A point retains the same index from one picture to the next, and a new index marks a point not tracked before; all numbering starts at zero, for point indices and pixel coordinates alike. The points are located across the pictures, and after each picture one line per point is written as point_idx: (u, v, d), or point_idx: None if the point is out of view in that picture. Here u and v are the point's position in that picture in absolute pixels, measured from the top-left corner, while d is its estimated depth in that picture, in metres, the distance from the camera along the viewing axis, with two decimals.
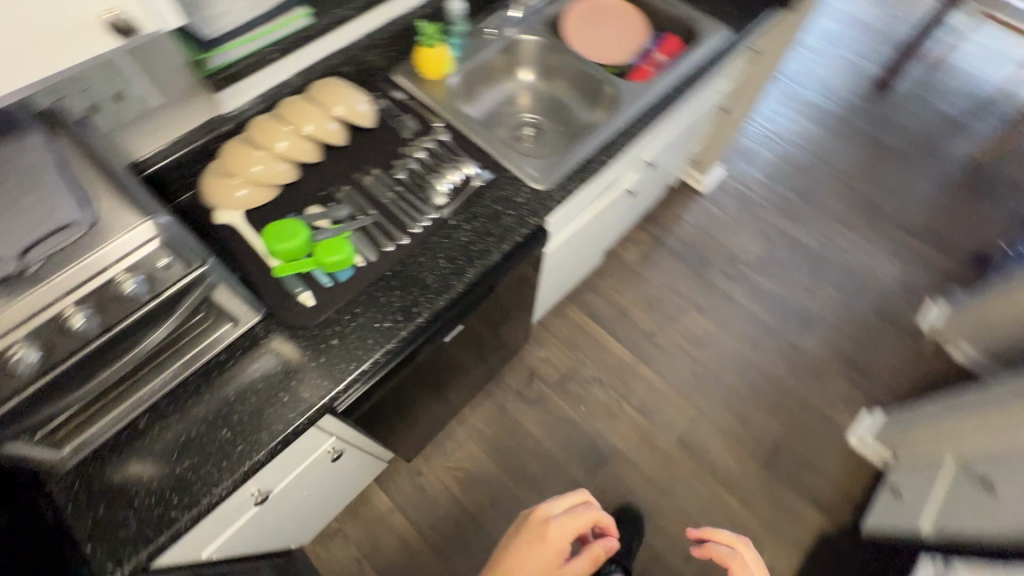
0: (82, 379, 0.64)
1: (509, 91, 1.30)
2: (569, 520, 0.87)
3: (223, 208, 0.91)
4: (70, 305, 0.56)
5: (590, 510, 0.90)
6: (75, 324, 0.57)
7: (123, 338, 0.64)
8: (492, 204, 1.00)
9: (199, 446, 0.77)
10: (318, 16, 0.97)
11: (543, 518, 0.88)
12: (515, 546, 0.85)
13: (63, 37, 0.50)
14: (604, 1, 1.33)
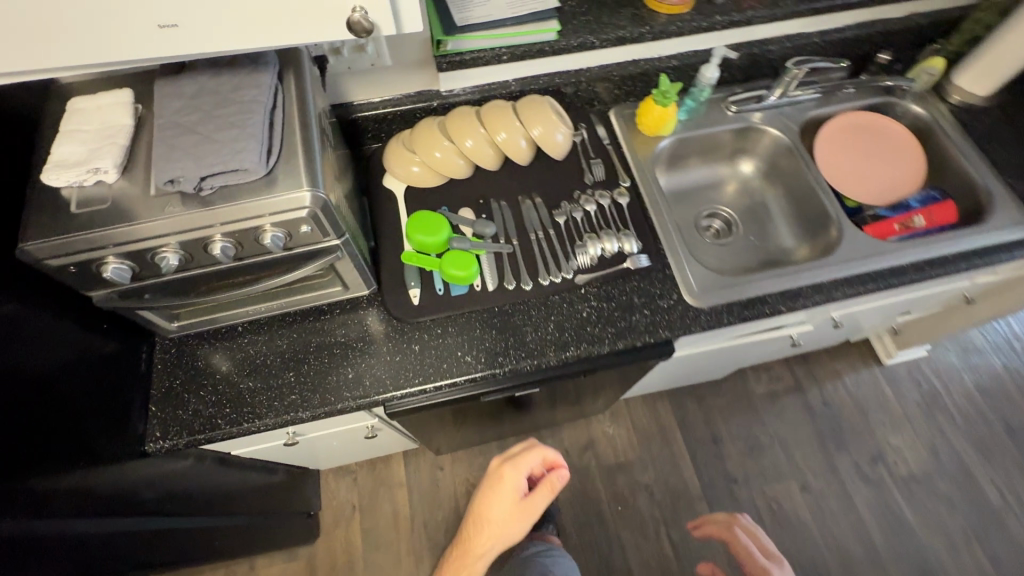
0: (205, 287, 0.71)
1: (720, 175, 1.16)
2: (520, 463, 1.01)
3: (394, 176, 0.95)
4: (217, 233, 0.61)
5: (539, 448, 1.02)
6: (214, 250, 0.63)
7: (248, 270, 0.69)
8: (631, 293, 0.91)
9: (267, 375, 0.83)
10: (565, 34, 0.93)
11: (500, 465, 1.03)
12: (483, 494, 1.02)
13: (311, 18, 0.50)
14: (884, 126, 1.11)
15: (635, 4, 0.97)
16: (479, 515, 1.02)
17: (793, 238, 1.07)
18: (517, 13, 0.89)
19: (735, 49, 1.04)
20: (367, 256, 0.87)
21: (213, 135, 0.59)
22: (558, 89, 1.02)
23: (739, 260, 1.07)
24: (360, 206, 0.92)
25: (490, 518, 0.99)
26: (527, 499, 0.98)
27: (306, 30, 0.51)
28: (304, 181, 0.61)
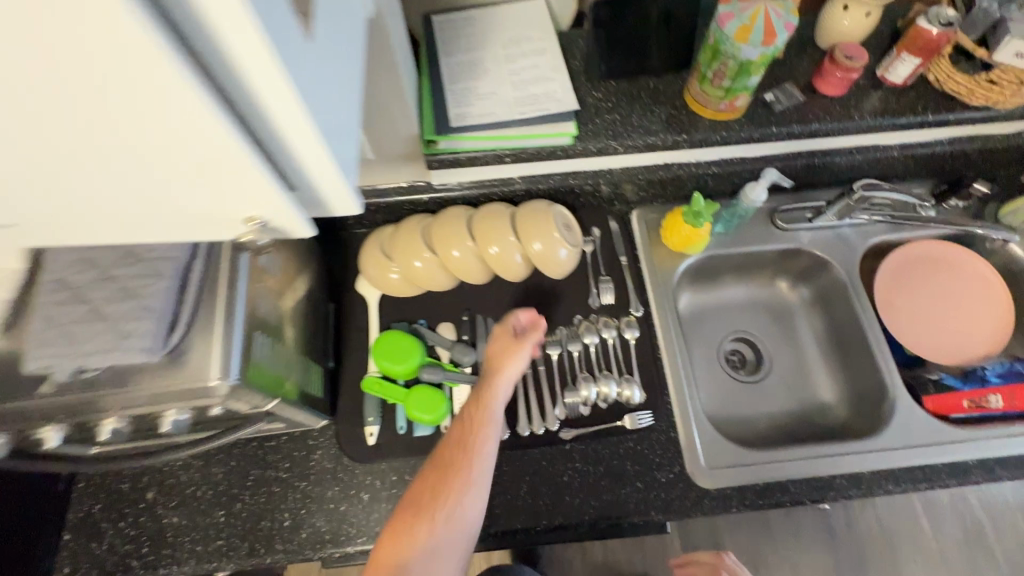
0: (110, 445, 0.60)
1: (756, 294, 0.98)
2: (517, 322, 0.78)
3: (368, 280, 0.82)
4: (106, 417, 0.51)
5: None
6: (103, 429, 0.53)
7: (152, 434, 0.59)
8: (624, 456, 0.77)
9: (193, 510, 0.74)
10: (583, 138, 0.77)
11: None
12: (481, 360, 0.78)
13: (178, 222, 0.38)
14: (967, 269, 0.91)
15: (673, 101, 0.80)
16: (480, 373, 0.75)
17: (833, 390, 0.89)
18: (526, 111, 0.74)
19: (792, 159, 0.86)
20: (321, 383, 0.76)
21: (101, 309, 0.48)
22: (572, 190, 0.87)
23: (764, 409, 0.90)
24: (324, 315, 0.80)
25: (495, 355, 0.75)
26: (499, 365, 0.73)
27: (182, 230, 0.40)
28: (214, 373, 0.50)
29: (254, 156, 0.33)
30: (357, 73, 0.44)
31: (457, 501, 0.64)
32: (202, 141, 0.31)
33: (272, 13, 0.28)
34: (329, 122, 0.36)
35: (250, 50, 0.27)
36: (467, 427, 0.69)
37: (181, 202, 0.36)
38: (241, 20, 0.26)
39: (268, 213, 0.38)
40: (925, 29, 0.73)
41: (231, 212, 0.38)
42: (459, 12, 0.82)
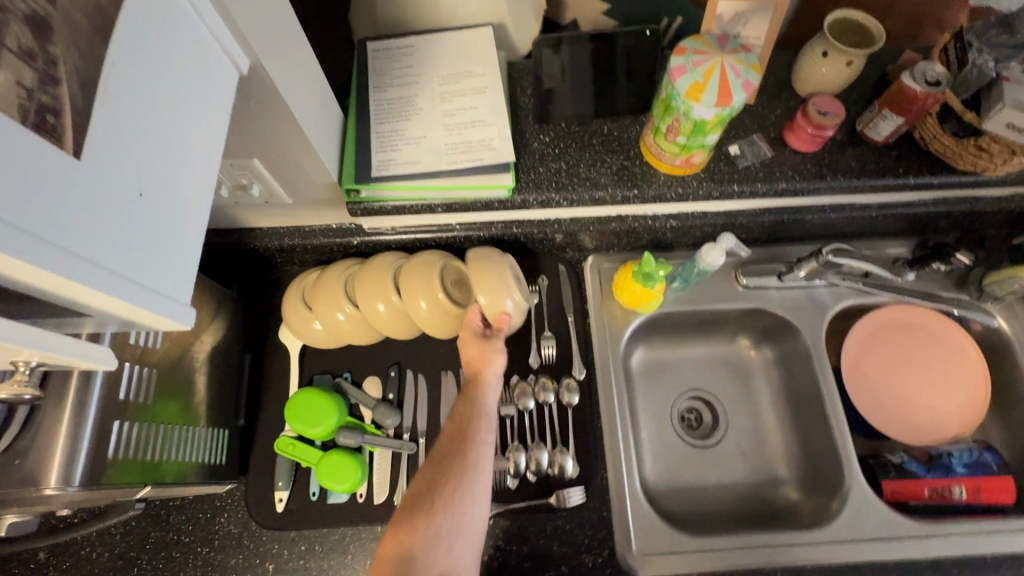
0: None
1: (718, 351, 0.91)
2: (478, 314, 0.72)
3: (289, 329, 0.76)
4: None
5: None
6: None
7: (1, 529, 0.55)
8: (551, 537, 0.71)
9: (87, 573, 0.69)
10: (522, 190, 0.70)
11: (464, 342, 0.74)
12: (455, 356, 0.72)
13: None
14: (932, 338, 0.85)
15: (627, 150, 0.73)
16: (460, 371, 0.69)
17: (790, 464, 0.83)
18: (455, 161, 0.67)
19: (759, 214, 0.78)
20: (227, 446, 0.70)
21: None
22: (517, 237, 0.80)
23: (713, 479, 0.83)
24: (239, 366, 0.74)
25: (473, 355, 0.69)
26: (481, 362, 0.68)
27: None
28: (51, 481, 0.46)
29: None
30: (196, 166, 0.38)
31: (459, 513, 0.59)
32: None
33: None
34: (106, 252, 0.30)
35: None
36: (460, 430, 0.64)
37: None
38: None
39: (39, 357, 0.31)
40: (908, 86, 0.65)
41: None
42: (398, 39, 0.75)
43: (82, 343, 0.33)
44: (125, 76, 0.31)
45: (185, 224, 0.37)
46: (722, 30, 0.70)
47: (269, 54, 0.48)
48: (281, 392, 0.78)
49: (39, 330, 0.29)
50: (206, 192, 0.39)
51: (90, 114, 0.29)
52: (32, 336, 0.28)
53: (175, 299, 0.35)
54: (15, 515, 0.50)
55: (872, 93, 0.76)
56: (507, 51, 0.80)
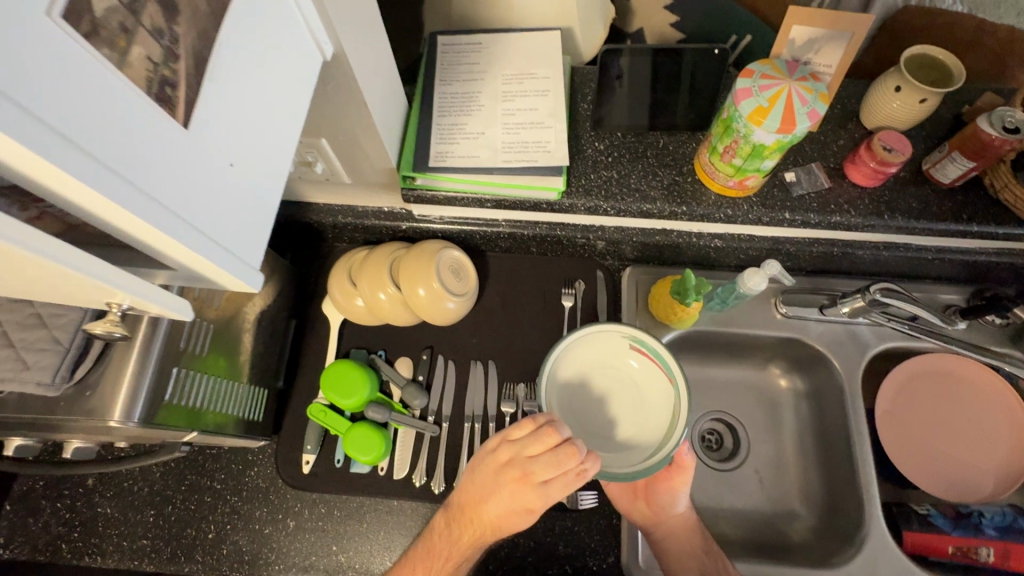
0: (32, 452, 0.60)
1: (748, 376, 0.90)
2: (551, 461, 0.59)
3: (334, 301, 0.80)
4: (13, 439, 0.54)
5: (566, 453, 0.59)
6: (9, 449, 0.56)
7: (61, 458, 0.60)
8: (558, 535, 0.73)
9: (127, 505, 0.75)
10: (572, 195, 0.71)
11: (514, 458, 0.61)
12: (489, 485, 0.62)
13: (37, 291, 0.34)
14: (989, 411, 0.81)
15: (680, 165, 0.73)
16: (474, 513, 0.62)
17: (808, 501, 0.82)
18: (510, 160, 0.69)
19: (807, 244, 0.77)
20: (265, 404, 0.74)
21: (11, 334, 0.47)
22: (559, 239, 0.81)
23: (727, 503, 0.83)
24: (284, 331, 0.79)
25: (501, 525, 0.62)
26: (509, 521, 0.61)
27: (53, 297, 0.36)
28: (115, 415, 0.50)
29: (98, 270, 0.30)
30: (279, 141, 0.41)
31: None
32: (20, 262, 0.27)
33: (62, 127, 0.24)
34: (197, 215, 0.33)
35: (39, 170, 0.24)
36: (439, 551, 0.63)
37: (49, 289, 0.32)
38: (6, 144, 0.22)
39: (130, 303, 0.35)
40: (982, 129, 0.63)
41: (88, 298, 0.34)
42: (467, 36, 0.77)
43: (157, 291, 0.36)
44: (235, 55, 0.34)
45: (263, 194, 0.40)
46: (793, 55, 0.69)
47: (351, 43, 0.50)
48: (317, 361, 0.81)
49: (128, 275, 0.33)
50: (284, 165, 0.42)
51: (202, 88, 0.32)
52: (135, 284, 0.33)
53: (245, 263, 0.38)
54: (79, 443, 0.55)
55: (943, 133, 0.74)
56: (572, 55, 0.81)
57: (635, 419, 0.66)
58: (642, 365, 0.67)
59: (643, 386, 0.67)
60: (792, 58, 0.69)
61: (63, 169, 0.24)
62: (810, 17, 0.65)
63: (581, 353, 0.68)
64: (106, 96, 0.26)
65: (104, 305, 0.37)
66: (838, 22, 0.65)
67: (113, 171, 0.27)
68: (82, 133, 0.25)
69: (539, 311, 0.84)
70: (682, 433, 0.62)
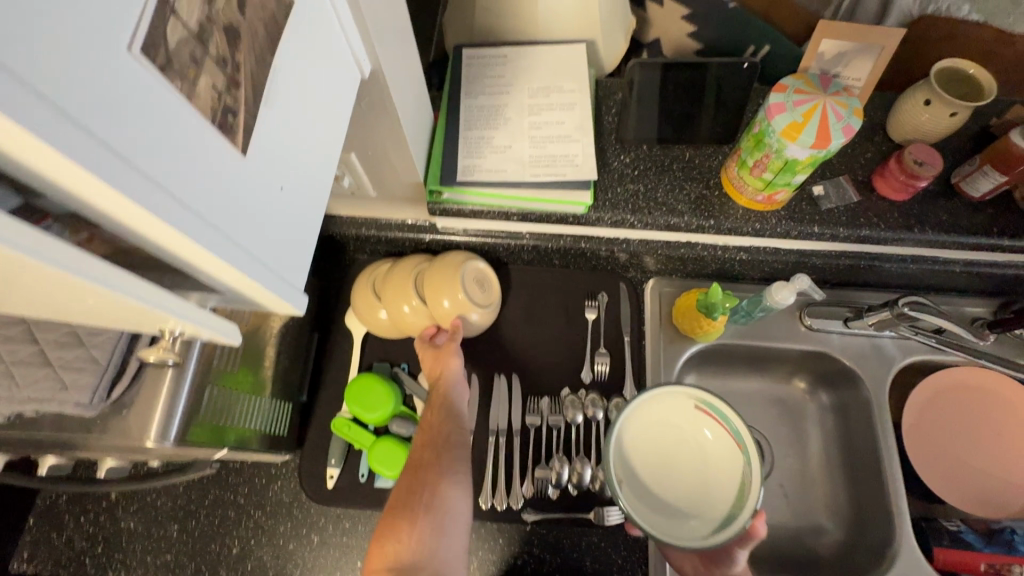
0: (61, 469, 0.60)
1: (772, 389, 0.89)
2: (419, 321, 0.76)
3: (358, 313, 0.79)
4: (44, 457, 0.54)
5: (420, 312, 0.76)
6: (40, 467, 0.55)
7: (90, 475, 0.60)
8: (585, 551, 0.72)
9: (150, 520, 0.74)
10: (599, 208, 0.71)
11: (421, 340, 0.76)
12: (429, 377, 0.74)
13: (87, 317, 0.34)
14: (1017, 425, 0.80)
15: (707, 179, 0.73)
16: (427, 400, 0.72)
17: (834, 516, 0.81)
18: (537, 174, 0.69)
19: (834, 257, 0.76)
20: (288, 419, 0.74)
21: (48, 352, 0.46)
22: (582, 251, 0.81)
23: None
24: (307, 344, 0.78)
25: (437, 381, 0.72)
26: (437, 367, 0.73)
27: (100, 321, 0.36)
28: (150, 434, 0.50)
29: (155, 297, 0.30)
30: (322, 161, 0.40)
31: (439, 514, 0.60)
32: (83, 292, 0.27)
33: (133, 157, 0.24)
34: (249, 240, 0.32)
35: (110, 202, 0.23)
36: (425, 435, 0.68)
37: (99, 315, 0.32)
38: (81, 177, 0.22)
39: (181, 328, 0.35)
40: (1016, 142, 0.63)
41: (141, 324, 0.34)
42: (492, 49, 0.77)
43: (205, 314, 0.36)
44: (287, 78, 0.34)
45: (307, 216, 0.39)
46: (822, 68, 0.69)
47: (387, 61, 0.50)
48: (340, 375, 0.81)
49: (180, 299, 0.32)
50: (325, 186, 0.42)
51: (257, 113, 0.31)
52: (184, 308, 0.33)
53: (291, 285, 0.37)
54: (112, 461, 0.54)
55: (971, 146, 0.74)
56: (596, 68, 0.81)
57: (692, 491, 0.65)
58: (718, 441, 0.65)
59: (710, 456, 0.65)
60: (820, 71, 0.69)
61: (133, 199, 0.24)
62: (840, 31, 0.65)
63: (663, 407, 0.66)
64: (173, 125, 0.26)
65: (149, 329, 0.36)
66: (868, 36, 0.65)
67: (178, 200, 0.26)
68: (149, 161, 0.24)
69: (562, 323, 0.84)
70: (755, 505, 0.59)
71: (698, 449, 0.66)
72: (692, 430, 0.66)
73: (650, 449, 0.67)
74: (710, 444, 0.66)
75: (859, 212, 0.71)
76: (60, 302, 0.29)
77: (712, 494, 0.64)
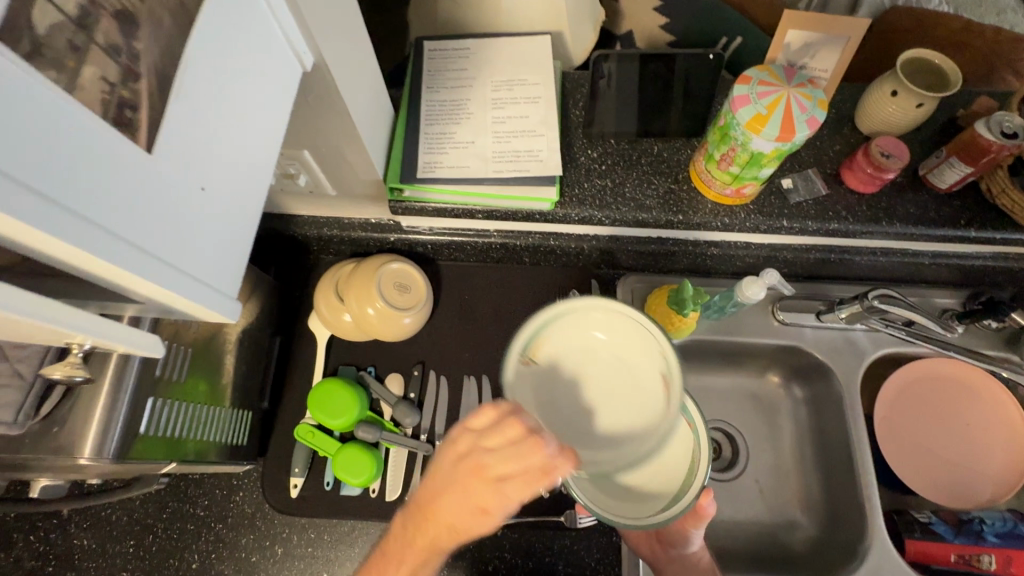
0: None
1: (746, 384, 0.88)
2: (501, 439, 0.50)
3: (321, 318, 0.76)
4: None
5: (514, 431, 0.49)
6: None
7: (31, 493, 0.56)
8: (557, 553, 0.71)
9: (105, 536, 0.71)
10: (565, 205, 0.69)
11: (476, 460, 0.50)
12: (441, 493, 0.52)
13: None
14: (987, 414, 0.80)
15: (676, 173, 0.72)
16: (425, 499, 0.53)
17: (807, 510, 0.81)
18: (500, 170, 0.67)
19: (803, 251, 0.76)
20: (249, 427, 0.71)
21: None
22: (552, 248, 0.79)
23: (727, 515, 0.81)
24: (268, 349, 0.76)
25: (443, 515, 0.51)
26: (474, 516, 0.50)
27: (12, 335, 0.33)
28: (85, 451, 0.47)
29: (60, 314, 0.27)
30: (255, 161, 0.38)
31: None
32: None
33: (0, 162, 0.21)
34: (165, 247, 0.30)
35: None
36: (407, 540, 0.54)
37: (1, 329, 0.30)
38: None
39: (93, 341, 0.32)
40: (981, 135, 0.62)
41: (48, 336, 0.32)
42: (454, 41, 0.74)
43: (123, 327, 0.33)
44: (204, 70, 0.31)
45: (240, 218, 0.37)
46: (788, 59, 0.68)
47: (332, 53, 0.48)
48: (305, 379, 0.79)
49: (89, 313, 0.30)
50: (261, 186, 0.39)
51: (167, 108, 0.29)
52: (94, 324, 0.30)
53: (221, 292, 0.35)
54: (49, 479, 0.51)
55: (939, 137, 0.73)
56: (562, 61, 0.79)
57: (643, 465, 0.59)
58: None
59: (663, 421, 0.61)
60: (787, 62, 0.68)
61: (1, 208, 0.21)
62: (806, 21, 0.63)
63: None
64: (54, 124, 0.23)
65: (63, 341, 0.33)
66: (834, 26, 0.64)
67: (65, 207, 0.24)
68: (23, 166, 0.22)
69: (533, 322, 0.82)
70: (702, 476, 0.55)
71: None
72: None
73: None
74: None
75: (827, 205, 0.70)
76: None
77: (664, 471, 0.58)
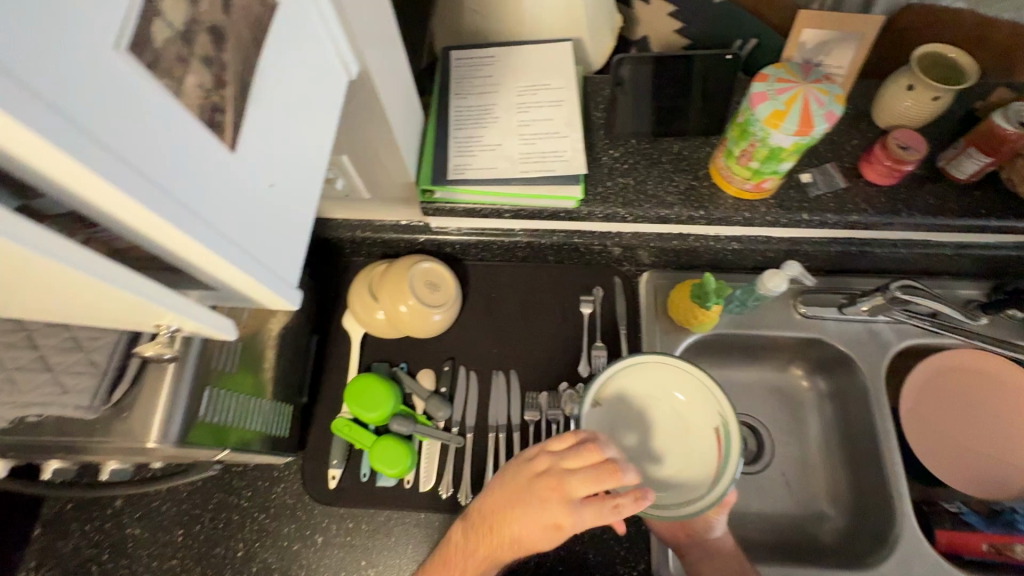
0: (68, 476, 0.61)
1: (769, 377, 0.90)
2: (581, 462, 0.60)
3: (357, 318, 0.80)
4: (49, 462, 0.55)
5: (595, 459, 0.59)
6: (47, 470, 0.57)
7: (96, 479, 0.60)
8: (588, 542, 0.72)
9: (156, 525, 0.75)
10: (589, 202, 0.72)
11: (559, 478, 0.59)
12: (519, 500, 0.61)
13: (95, 315, 0.36)
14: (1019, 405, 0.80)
15: (696, 170, 0.74)
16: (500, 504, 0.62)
17: (835, 501, 0.81)
18: (526, 171, 0.70)
19: (824, 244, 0.77)
20: (289, 420, 0.75)
21: (49, 357, 0.47)
22: (576, 247, 0.82)
23: (754, 507, 0.82)
24: (306, 347, 0.79)
25: (518, 520, 0.60)
26: (548, 525, 0.59)
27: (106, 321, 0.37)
28: (152, 435, 0.51)
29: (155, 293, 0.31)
30: (312, 161, 0.41)
31: None
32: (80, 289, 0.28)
33: (127, 155, 0.25)
34: (243, 236, 0.33)
35: (104, 197, 0.24)
36: (479, 538, 0.62)
37: (106, 312, 0.34)
38: (78, 174, 0.23)
39: (177, 322, 0.36)
40: (998, 125, 0.64)
41: (140, 319, 0.36)
42: (479, 50, 0.78)
43: (201, 310, 0.37)
44: (274, 77, 0.35)
45: (300, 215, 0.40)
46: (804, 57, 0.70)
47: (375, 63, 0.51)
48: (340, 376, 0.82)
49: (176, 295, 0.34)
50: (316, 184, 0.43)
51: (246, 111, 0.32)
52: (179, 304, 0.34)
53: (285, 280, 0.38)
54: (115, 463, 0.55)
55: (957, 130, 0.74)
56: (583, 66, 0.82)
57: (672, 457, 0.67)
58: (691, 402, 0.68)
59: (686, 418, 0.68)
60: (803, 60, 0.70)
61: (128, 195, 0.25)
62: (821, 20, 0.66)
63: (637, 377, 0.69)
64: (163, 124, 0.27)
65: (150, 325, 0.38)
66: (849, 24, 0.66)
67: (172, 196, 0.27)
68: (130, 150, 0.25)
69: (558, 319, 0.84)
70: (732, 474, 0.62)
71: (672, 412, 0.69)
72: (664, 394, 0.69)
73: (632, 417, 0.69)
74: (683, 405, 0.69)
75: (847, 198, 0.71)
76: (69, 300, 0.31)
77: (692, 462, 0.66)
